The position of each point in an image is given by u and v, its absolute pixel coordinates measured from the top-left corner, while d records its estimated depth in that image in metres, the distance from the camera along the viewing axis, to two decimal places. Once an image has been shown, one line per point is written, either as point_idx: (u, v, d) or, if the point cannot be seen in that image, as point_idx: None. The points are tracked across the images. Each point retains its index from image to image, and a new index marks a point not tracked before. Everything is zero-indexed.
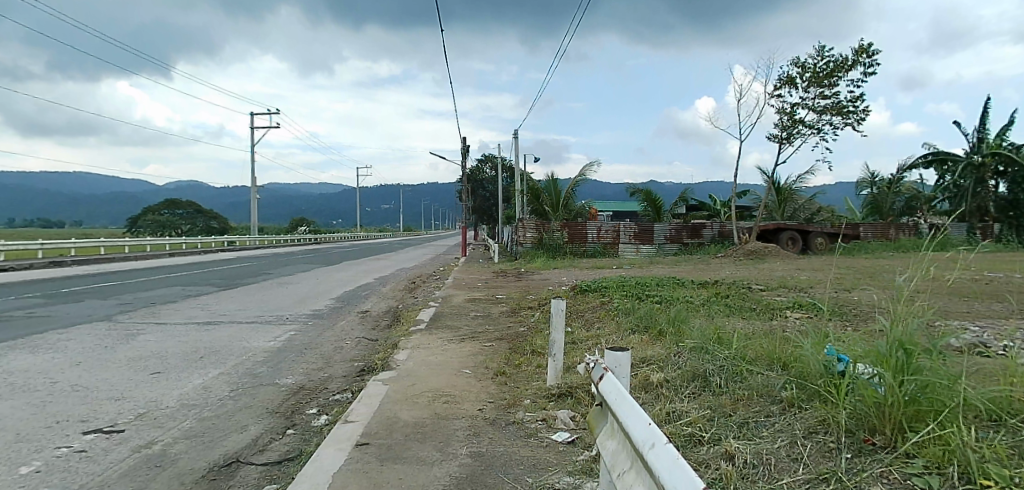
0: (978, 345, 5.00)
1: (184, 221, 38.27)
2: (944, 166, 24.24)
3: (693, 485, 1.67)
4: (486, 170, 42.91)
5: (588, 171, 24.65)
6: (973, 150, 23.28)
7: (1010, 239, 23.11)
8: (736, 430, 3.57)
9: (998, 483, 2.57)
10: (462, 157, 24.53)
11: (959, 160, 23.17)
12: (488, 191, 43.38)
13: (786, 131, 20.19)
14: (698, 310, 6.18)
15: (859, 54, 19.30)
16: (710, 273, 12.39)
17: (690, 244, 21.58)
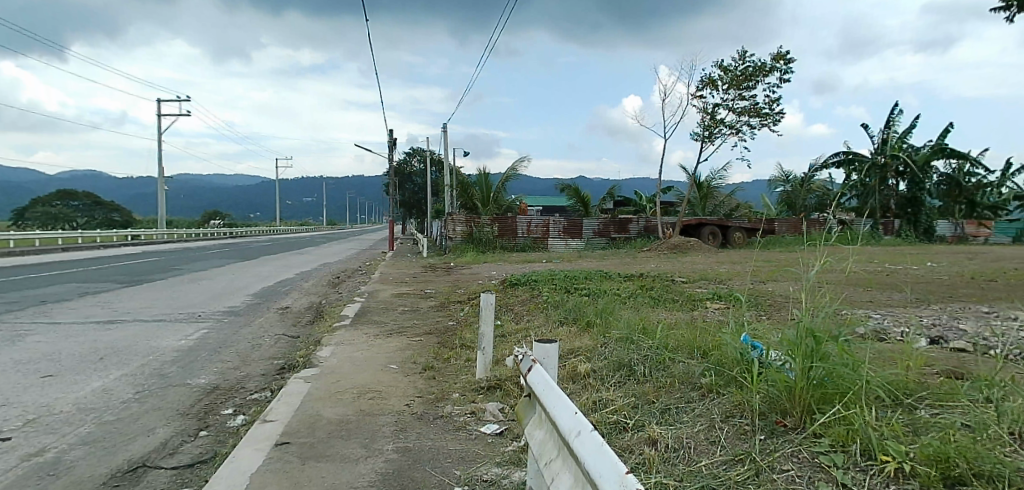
0: (879, 331, 5.41)
1: (80, 213, 35.63)
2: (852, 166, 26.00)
3: (619, 471, 1.76)
4: (415, 163, 42.25)
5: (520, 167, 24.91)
6: (877, 152, 25.06)
7: (908, 234, 25.14)
8: (658, 416, 3.72)
9: (895, 459, 2.83)
10: (391, 150, 24.17)
11: (865, 161, 24.92)
12: (417, 184, 42.73)
13: (707, 131, 21.10)
14: (623, 301, 6.38)
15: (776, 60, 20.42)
16: (635, 266, 12.82)
17: (618, 238, 22.20)
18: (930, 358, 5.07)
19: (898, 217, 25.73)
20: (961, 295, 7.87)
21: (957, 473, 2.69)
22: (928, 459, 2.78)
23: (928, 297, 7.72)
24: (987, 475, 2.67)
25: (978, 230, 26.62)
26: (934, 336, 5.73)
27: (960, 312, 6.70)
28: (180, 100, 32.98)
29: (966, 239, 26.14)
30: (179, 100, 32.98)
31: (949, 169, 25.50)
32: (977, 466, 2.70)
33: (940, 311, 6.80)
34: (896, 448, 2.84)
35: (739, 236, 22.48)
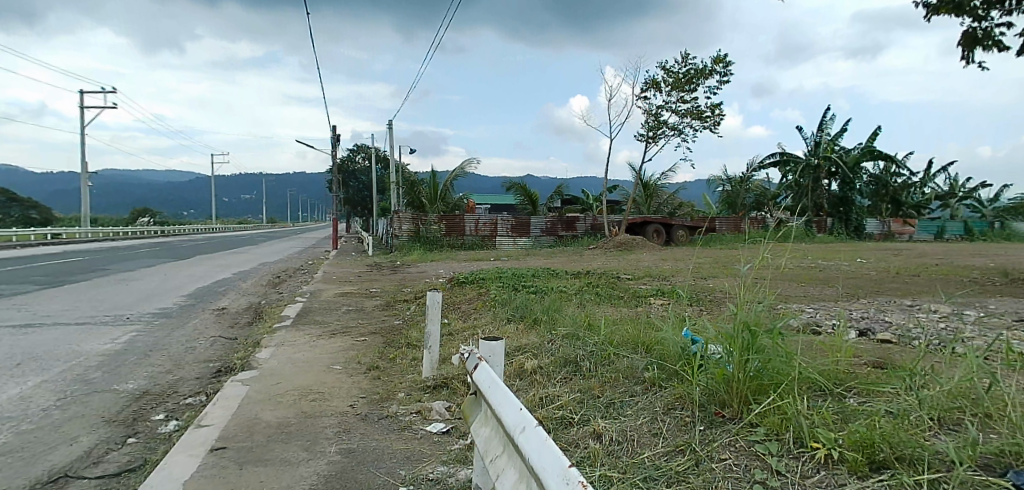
0: (812, 324, 5.69)
1: None
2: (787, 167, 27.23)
3: (561, 465, 1.80)
4: (359, 160, 41.63)
5: (469, 165, 24.88)
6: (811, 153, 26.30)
7: (840, 232, 26.42)
8: (603, 410, 3.80)
9: (824, 445, 2.99)
10: (335, 147, 23.69)
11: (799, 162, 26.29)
12: (362, 182, 42.07)
13: (652, 131, 21.61)
14: (570, 298, 6.48)
15: (716, 64, 21.10)
16: (582, 264, 13.03)
17: (565, 236, 22.46)
18: (858, 349, 5.38)
19: (830, 216, 26.97)
20: (887, 289, 8.35)
21: (881, 457, 2.88)
22: (854, 444, 2.95)
23: (857, 291, 8.16)
24: (906, 458, 2.86)
25: (903, 227, 27.70)
26: (863, 328, 6.07)
27: (886, 306, 7.12)
28: (105, 93, 31.31)
29: (891, 237, 27.16)
30: (104, 92, 31.32)
31: (877, 170, 27.00)
32: (898, 449, 2.89)
33: (869, 305, 7.20)
34: (826, 434, 3.00)
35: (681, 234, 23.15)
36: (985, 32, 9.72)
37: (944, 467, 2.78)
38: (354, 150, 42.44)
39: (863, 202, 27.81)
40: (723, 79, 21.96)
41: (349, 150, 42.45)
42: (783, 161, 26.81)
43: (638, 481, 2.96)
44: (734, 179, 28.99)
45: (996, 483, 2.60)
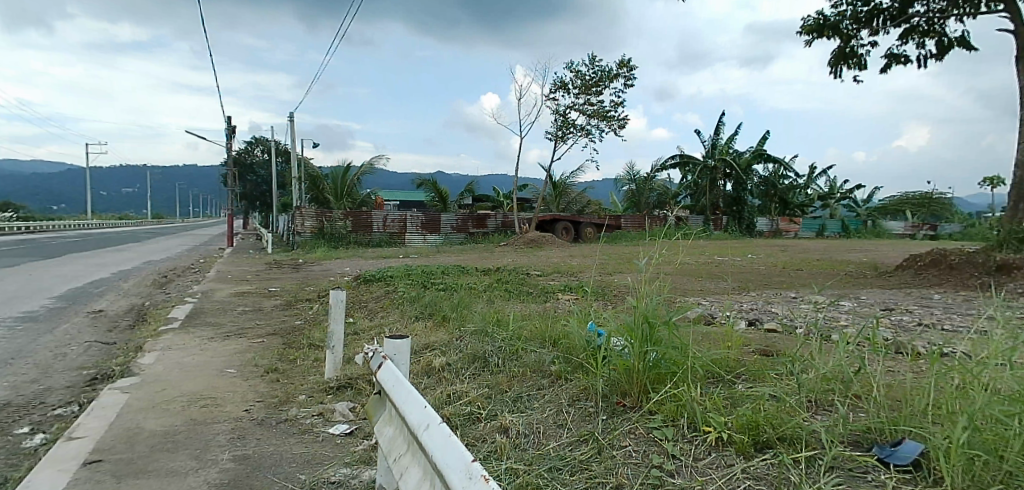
0: (706, 316, 6.07)
1: None
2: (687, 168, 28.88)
3: (465, 460, 1.83)
4: (256, 153, 39.82)
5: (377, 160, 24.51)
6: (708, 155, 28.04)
7: (733, 230, 28.19)
8: (510, 404, 3.87)
9: (715, 429, 3.21)
10: (231, 139, 22.44)
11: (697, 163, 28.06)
12: (259, 176, 40.19)
13: (560, 131, 22.12)
14: (479, 294, 6.53)
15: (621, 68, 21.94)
16: (492, 261, 13.16)
17: (476, 233, 22.52)
18: (748, 338, 5.82)
19: (725, 214, 28.71)
20: (774, 283, 9.06)
21: (765, 438, 3.13)
22: (742, 427, 3.18)
23: (746, 285, 8.78)
24: (786, 437, 3.13)
25: (789, 225, 30.06)
26: (752, 318, 6.57)
27: (772, 298, 7.71)
28: None
29: (779, 234, 29.59)
30: None
31: (766, 173, 29.22)
32: (780, 430, 3.15)
33: (756, 297, 7.78)
34: (717, 418, 3.22)
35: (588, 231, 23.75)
36: (853, 50, 10.78)
37: (818, 445, 3.05)
38: (252, 142, 40.49)
39: (754, 202, 30.00)
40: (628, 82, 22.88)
41: (245, 142, 40.46)
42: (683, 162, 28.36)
43: (544, 471, 3.06)
44: (638, 178, 30.41)
45: (862, 457, 2.91)
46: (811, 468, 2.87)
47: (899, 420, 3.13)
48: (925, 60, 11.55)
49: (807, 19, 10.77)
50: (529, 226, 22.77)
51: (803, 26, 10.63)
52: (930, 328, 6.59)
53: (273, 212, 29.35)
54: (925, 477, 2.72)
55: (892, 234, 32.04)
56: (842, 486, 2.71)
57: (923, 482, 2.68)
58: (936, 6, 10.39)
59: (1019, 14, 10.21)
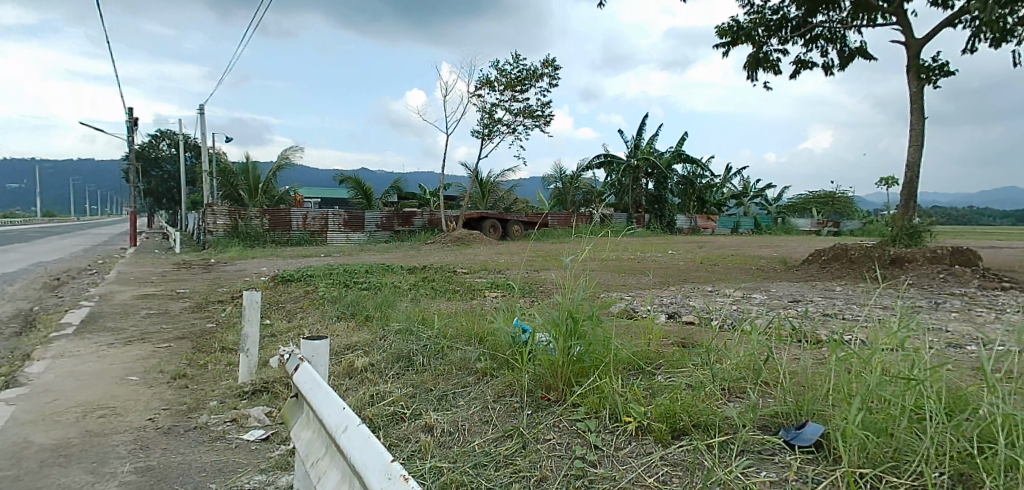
0: (628, 310, 6.28)
1: None
2: (612, 167, 29.68)
3: (384, 460, 1.83)
4: (163, 147, 37.63)
5: (294, 155, 23.73)
6: (631, 154, 28.94)
7: (655, 227, 29.25)
8: (436, 403, 3.86)
9: (635, 419, 3.33)
10: (133, 132, 21.05)
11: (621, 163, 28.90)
12: (166, 171, 37.91)
13: (487, 128, 22.19)
14: (403, 293, 6.46)
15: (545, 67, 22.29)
16: (418, 259, 13.03)
17: (401, 231, 22.24)
18: (667, 331, 6.07)
19: (648, 212, 29.73)
20: (692, 277, 9.49)
21: (682, 425, 3.28)
22: (660, 416, 3.31)
23: (665, 280, 9.14)
24: (701, 424, 3.29)
25: (707, 222, 31.51)
26: (671, 312, 6.86)
27: (691, 292, 8.06)
28: None
29: (697, 231, 30.88)
30: None
31: (686, 172, 30.47)
32: (695, 417, 3.31)
33: (675, 291, 8.11)
34: (637, 408, 3.35)
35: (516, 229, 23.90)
36: (765, 56, 11.43)
37: (730, 430, 3.23)
38: (157, 136, 38.22)
39: (674, 200, 31.24)
40: (552, 81, 23.25)
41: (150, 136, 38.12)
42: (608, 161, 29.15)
43: (468, 468, 3.08)
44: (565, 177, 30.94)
45: (770, 440, 3.11)
46: (724, 453, 3.04)
47: (803, 404, 3.37)
48: (829, 68, 12.42)
49: (723, 26, 11.31)
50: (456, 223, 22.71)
51: (718, 31, 11.17)
52: (831, 317, 7.12)
53: (185, 209, 27.78)
54: (826, 456, 2.93)
55: (800, 231, 34.24)
56: (751, 468, 2.90)
57: (824, 461, 2.90)
58: (836, 17, 11.18)
59: (909, 27, 11.15)
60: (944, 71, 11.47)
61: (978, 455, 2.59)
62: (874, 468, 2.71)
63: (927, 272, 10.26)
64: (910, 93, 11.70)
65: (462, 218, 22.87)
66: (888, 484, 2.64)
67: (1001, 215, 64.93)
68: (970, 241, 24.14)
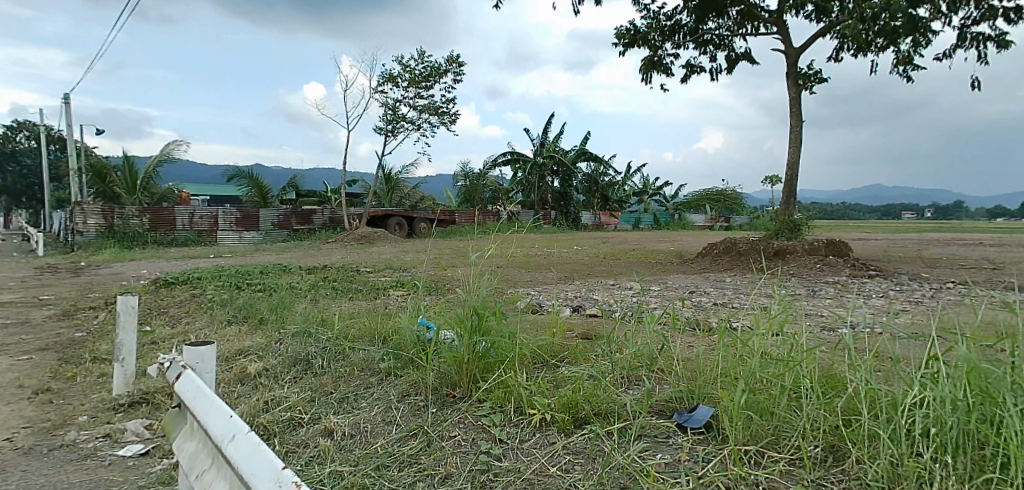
0: (534, 305, 6.43)
1: None
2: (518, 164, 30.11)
3: (274, 468, 1.77)
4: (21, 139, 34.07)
5: (178, 149, 22.19)
6: (537, 152, 29.48)
7: (561, 224, 30.02)
8: (336, 406, 3.77)
9: (539, 411, 3.42)
10: None
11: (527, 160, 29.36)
12: (25, 166, 34.25)
13: (391, 124, 21.81)
14: (301, 294, 6.24)
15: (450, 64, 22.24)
16: (317, 259, 12.62)
17: (300, 230, 21.41)
18: (572, 324, 6.27)
19: (554, 209, 30.46)
20: (596, 272, 9.87)
21: (583, 415, 3.40)
22: (563, 406, 3.42)
23: (569, 275, 9.42)
24: (601, 412, 3.44)
25: (610, 219, 32.70)
26: (575, 305, 7.09)
27: (595, 286, 8.38)
28: None
29: (601, 227, 31.97)
30: None
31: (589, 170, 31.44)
32: (596, 406, 3.44)
33: (578, 286, 8.39)
34: (541, 401, 3.44)
35: (422, 226, 23.69)
36: (660, 59, 12.03)
37: (627, 417, 3.40)
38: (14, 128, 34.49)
39: (579, 197, 32.14)
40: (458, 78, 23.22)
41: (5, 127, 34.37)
42: (515, 159, 29.55)
43: (371, 470, 3.05)
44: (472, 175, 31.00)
45: (665, 424, 3.30)
46: (623, 438, 3.19)
47: (695, 388, 3.60)
48: (718, 72, 13.26)
49: (621, 29, 11.76)
50: (360, 221, 22.23)
51: (618, 33, 11.59)
52: (720, 306, 7.66)
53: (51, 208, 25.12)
54: (715, 436, 3.16)
55: (695, 226, 36.38)
56: (647, 451, 3.07)
57: (713, 441, 3.12)
58: (724, 24, 11.96)
59: (787, 36, 12.13)
60: (817, 78, 12.59)
61: (843, 427, 2.88)
62: (756, 444, 2.95)
63: (806, 262, 11.24)
64: (789, 98, 12.75)
65: (366, 216, 22.43)
66: (768, 458, 2.88)
67: (868, 210, 72.25)
68: (842, 233, 26.71)
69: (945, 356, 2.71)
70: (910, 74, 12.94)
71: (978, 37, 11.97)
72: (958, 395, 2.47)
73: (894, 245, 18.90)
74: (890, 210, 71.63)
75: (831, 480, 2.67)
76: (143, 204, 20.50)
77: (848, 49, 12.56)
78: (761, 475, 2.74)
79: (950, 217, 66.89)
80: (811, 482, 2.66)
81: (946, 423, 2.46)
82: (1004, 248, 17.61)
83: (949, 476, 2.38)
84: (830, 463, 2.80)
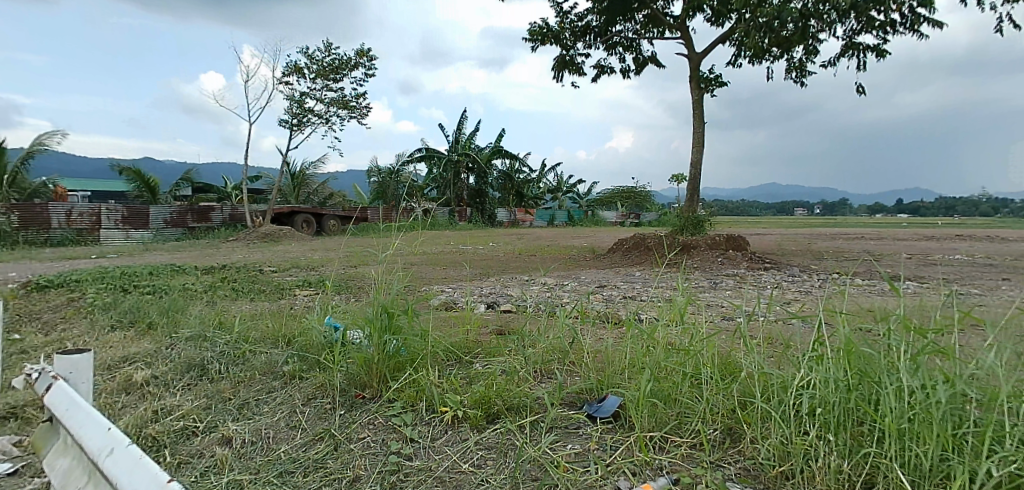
0: (448, 302, 6.42)
1: None
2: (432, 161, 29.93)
3: (158, 481, 1.68)
4: None
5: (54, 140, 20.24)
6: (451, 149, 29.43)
7: (477, 220, 30.17)
8: (235, 412, 3.61)
9: (452, 408, 3.43)
10: None
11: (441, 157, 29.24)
12: None
13: (297, 118, 20.99)
14: (196, 296, 5.88)
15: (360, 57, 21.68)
16: (217, 258, 11.95)
17: (196, 228, 20.28)
18: (486, 320, 6.33)
19: (469, 206, 30.55)
20: (508, 268, 9.99)
21: (495, 409, 3.44)
22: (475, 403, 3.45)
23: (484, 271, 9.48)
24: (513, 407, 3.49)
25: (525, 215, 33.15)
26: (490, 302, 7.15)
27: (509, 282, 8.50)
28: None
29: (517, 224, 32.41)
30: None
31: (504, 167, 31.77)
32: (508, 400, 3.50)
33: (492, 282, 8.47)
34: (453, 398, 3.45)
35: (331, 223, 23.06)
36: (572, 59, 12.32)
37: (538, 410, 3.47)
38: None
39: (495, 194, 32.41)
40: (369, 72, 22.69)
41: None
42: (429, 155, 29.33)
43: (273, 477, 2.95)
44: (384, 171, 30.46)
45: (576, 415, 3.41)
46: (534, 431, 3.26)
47: (603, 380, 3.74)
48: (627, 72, 13.76)
49: (533, 27, 11.94)
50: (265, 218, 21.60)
51: (530, 31, 11.76)
52: (628, 299, 7.99)
53: None
54: (622, 425, 3.30)
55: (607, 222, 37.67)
56: (558, 442, 3.15)
57: (620, 429, 3.25)
58: (631, 27, 12.42)
59: (690, 41, 12.77)
60: (718, 82, 13.36)
61: (739, 410, 3.09)
62: (660, 430, 3.11)
63: (708, 256, 11.92)
64: (693, 101, 13.44)
65: (270, 213, 21.73)
66: (671, 444, 3.04)
67: (764, 207, 77.54)
68: (740, 229, 28.53)
69: (827, 341, 2.96)
70: (801, 79, 14.00)
71: (858, 47, 13.14)
72: (839, 377, 2.71)
73: (787, 239, 20.41)
74: (784, 207, 77.28)
75: (728, 461, 2.86)
76: (12, 200, 18.64)
77: (745, 55, 13.43)
78: (665, 460, 2.90)
79: (835, 214, 73.17)
80: (709, 464, 2.84)
81: (828, 403, 2.70)
82: (880, 241, 19.47)
83: (831, 452, 2.61)
84: (727, 445, 3.00)
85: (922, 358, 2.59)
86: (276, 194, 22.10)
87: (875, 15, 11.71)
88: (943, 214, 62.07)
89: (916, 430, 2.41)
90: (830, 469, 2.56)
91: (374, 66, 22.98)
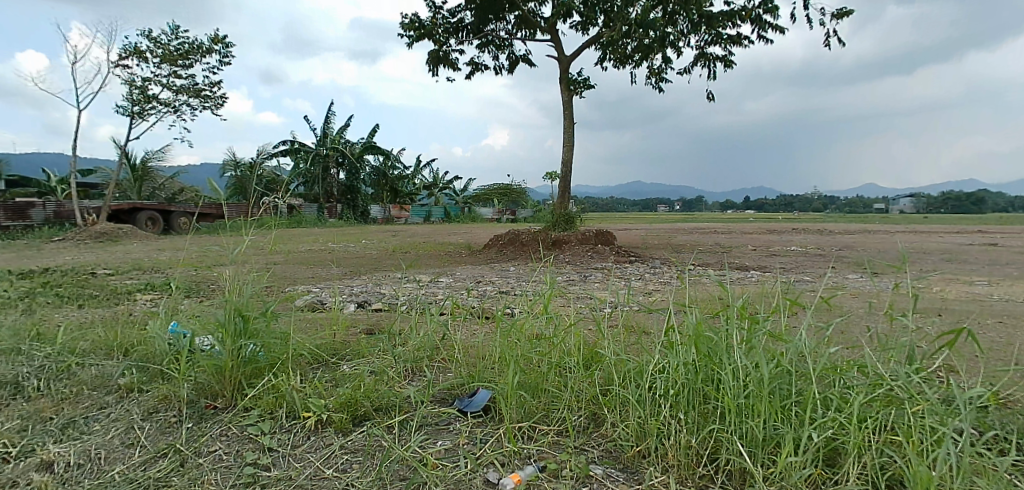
0: (314, 303, 6.20)
1: None
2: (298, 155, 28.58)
3: None
4: None
5: None
6: (319, 143, 28.32)
7: (348, 217, 29.31)
8: (57, 433, 3.25)
9: (314, 412, 3.34)
10: None
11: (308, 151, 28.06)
12: None
13: (137, 106, 19.03)
14: (9, 304, 5.18)
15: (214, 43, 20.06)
16: (42, 261, 10.56)
17: (12, 227, 17.76)
18: (356, 319, 6.19)
19: (339, 202, 29.59)
20: (380, 266, 9.84)
21: (362, 411, 3.39)
22: (340, 406, 3.38)
23: (354, 270, 9.26)
24: (381, 407, 3.47)
25: (400, 212, 32.63)
26: (361, 301, 7.00)
27: (382, 280, 8.36)
28: None
29: (392, 220, 31.85)
30: None
31: (377, 163, 31.11)
32: (376, 401, 3.47)
33: (364, 280, 8.29)
34: (316, 402, 3.35)
35: (183, 220, 21.18)
36: (445, 55, 12.32)
37: (406, 409, 3.48)
38: None
39: (367, 190, 31.67)
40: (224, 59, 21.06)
41: None
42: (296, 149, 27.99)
43: None
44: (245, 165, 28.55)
45: (446, 411, 3.45)
46: (403, 430, 3.26)
47: (474, 375, 3.81)
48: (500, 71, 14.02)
49: (406, 20, 11.77)
50: (97, 215, 19.19)
51: (403, 24, 11.59)
52: (503, 294, 8.20)
53: None
54: (491, 418, 3.40)
55: (483, 219, 38.18)
56: (427, 439, 3.18)
57: (489, 422, 3.36)
58: (503, 27, 12.66)
59: (560, 44, 13.28)
60: (586, 84, 14.04)
61: (599, 397, 3.31)
62: (527, 420, 3.25)
63: (579, 251, 12.51)
64: (563, 101, 14.00)
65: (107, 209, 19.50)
66: (538, 432, 3.19)
67: (633, 204, 82.66)
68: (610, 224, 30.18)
69: (673, 329, 3.24)
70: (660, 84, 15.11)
71: (709, 57, 14.42)
72: (685, 361, 2.99)
73: (651, 234, 21.93)
74: (650, 204, 82.90)
75: (589, 445, 3.07)
76: None
77: (611, 60, 14.23)
78: (532, 448, 3.04)
79: (694, 210, 79.84)
80: (573, 449, 3.03)
81: (674, 385, 2.97)
82: (731, 234, 21.50)
83: (680, 429, 2.88)
84: (590, 429, 3.20)
85: (751, 342, 2.92)
86: (113, 189, 19.93)
87: (723, 29, 12.91)
88: (783, 210, 69.88)
89: (749, 405, 2.73)
90: (678, 446, 2.82)
91: (229, 53, 21.42)
